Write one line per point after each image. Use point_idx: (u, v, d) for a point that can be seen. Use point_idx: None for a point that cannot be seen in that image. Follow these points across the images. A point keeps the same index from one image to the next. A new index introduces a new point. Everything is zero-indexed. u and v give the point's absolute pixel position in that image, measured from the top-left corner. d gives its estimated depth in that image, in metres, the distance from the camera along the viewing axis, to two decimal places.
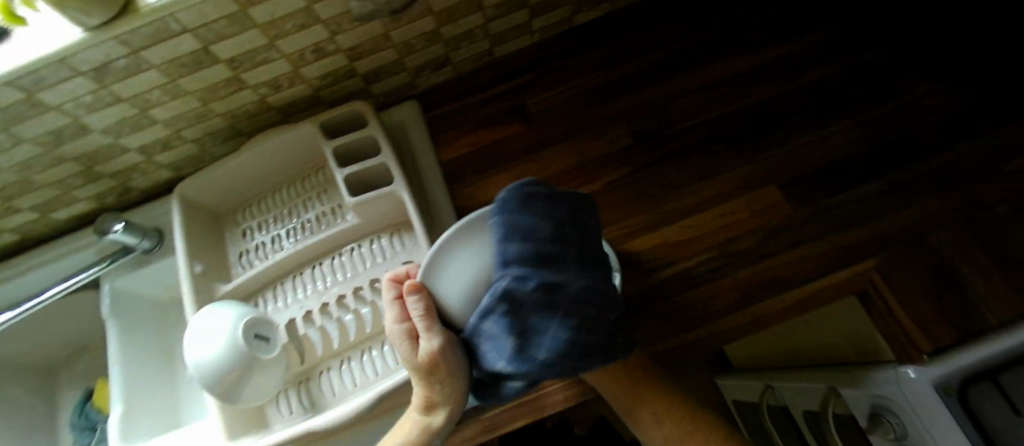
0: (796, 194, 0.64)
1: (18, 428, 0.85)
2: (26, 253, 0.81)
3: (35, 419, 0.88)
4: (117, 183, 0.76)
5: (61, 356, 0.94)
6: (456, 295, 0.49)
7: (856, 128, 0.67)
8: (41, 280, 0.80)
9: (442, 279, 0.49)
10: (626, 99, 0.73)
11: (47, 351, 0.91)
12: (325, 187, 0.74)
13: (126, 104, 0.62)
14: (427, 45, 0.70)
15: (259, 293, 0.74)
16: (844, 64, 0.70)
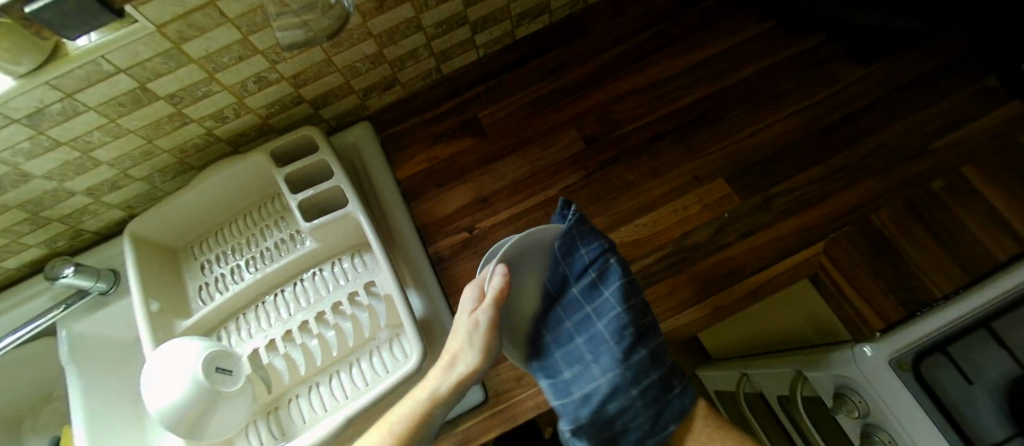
0: (743, 185, 0.66)
1: None
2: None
3: None
4: (68, 226, 0.75)
5: (22, 409, 0.90)
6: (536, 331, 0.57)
7: (796, 116, 0.68)
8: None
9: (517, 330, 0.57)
10: (575, 105, 0.74)
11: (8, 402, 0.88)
12: (282, 214, 0.74)
13: (67, 148, 0.62)
14: (372, 67, 0.70)
15: (220, 327, 0.70)
16: (780, 55, 0.72)
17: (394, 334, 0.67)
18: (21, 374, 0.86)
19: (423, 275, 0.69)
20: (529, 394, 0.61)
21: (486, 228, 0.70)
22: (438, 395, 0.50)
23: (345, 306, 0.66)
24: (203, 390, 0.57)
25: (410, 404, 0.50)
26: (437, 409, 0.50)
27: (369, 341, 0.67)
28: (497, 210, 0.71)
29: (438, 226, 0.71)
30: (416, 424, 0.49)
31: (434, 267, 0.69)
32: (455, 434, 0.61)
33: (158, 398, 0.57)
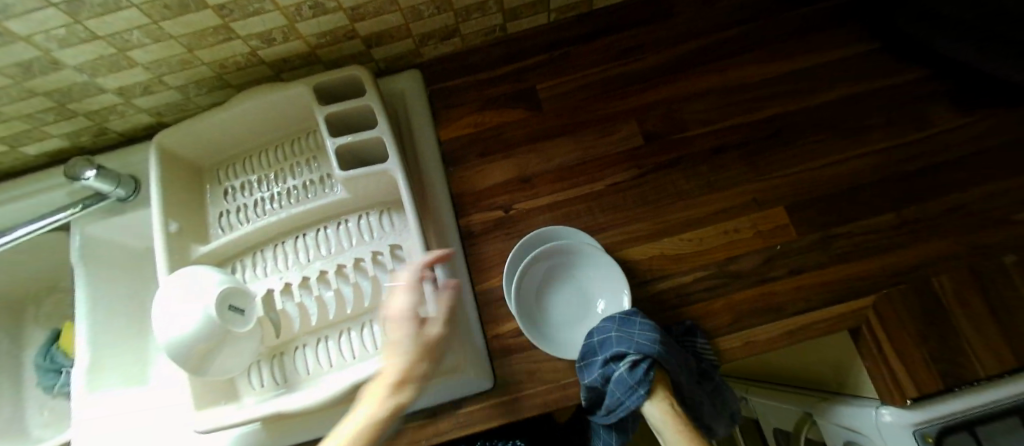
0: (802, 219, 0.62)
1: None
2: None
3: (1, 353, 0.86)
4: (93, 123, 0.71)
5: (28, 295, 0.90)
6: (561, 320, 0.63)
7: (877, 155, 0.63)
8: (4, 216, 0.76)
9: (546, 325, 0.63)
10: (641, 96, 0.69)
11: (13, 286, 0.88)
12: (315, 154, 0.70)
13: (103, 43, 0.57)
14: (435, 13, 0.65)
15: (236, 259, 0.68)
16: (873, 84, 0.66)
17: None
18: (30, 261, 0.86)
19: (451, 247, 0.66)
20: (538, 390, 0.60)
21: (524, 211, 0.67)
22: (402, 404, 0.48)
23: (367, 264, 0.64)
24: (215, 328, 0.55)
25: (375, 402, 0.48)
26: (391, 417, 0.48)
27: (384, 304, 0.65)
28: (538, 193, 0.67)
29: (474, 199, 0.68)
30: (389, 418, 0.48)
31: (463, 240, 0.67)
32: (457, 414, 0.61)
33: (170, 329, 0.55)
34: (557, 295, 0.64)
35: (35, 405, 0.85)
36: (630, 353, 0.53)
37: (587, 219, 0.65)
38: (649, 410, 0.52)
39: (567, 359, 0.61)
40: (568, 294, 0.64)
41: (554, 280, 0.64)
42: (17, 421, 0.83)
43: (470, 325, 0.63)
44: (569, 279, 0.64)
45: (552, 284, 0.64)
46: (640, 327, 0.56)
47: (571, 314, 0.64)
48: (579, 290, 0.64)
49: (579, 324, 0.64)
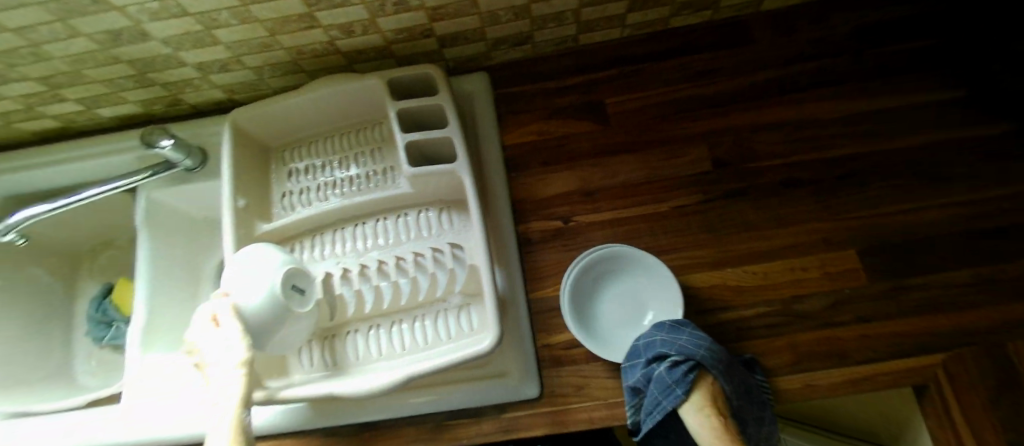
0: (874, 265, 0.59)
1: (40, 305, 0.86)
2: (70, 142, 0.80)
3: (56, 302, 0.89)
4: (168, 93, 0.73)
5: (87, 248, 0.94)
6: (612, 324, 0.63)
7: (959, 207, 0.61)
8: (76, 173, 0.79)
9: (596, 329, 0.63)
10: (714, 121, 0.68)
11: (73, 239, 0.91)
12: (380, 144, 0.71)
13: (191, 19, 0.58)
14: (514, 19, 0.64)
15: (295, 239, 0.70)
16: (961, 133, 0.63)
17: (465, 303, 0.65)
18: (91, 218, 0.89)
19: (508, 253, 0.66)
20: (584, 406, 0.60)
21: (582, 224, 0.66)
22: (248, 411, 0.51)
23: (427, 260, 0.64)
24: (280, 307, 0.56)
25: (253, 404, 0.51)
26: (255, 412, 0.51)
27: (437, 301, 0.65)
28: (599, 208, 0.66)
29: (533, 207, 0.68)
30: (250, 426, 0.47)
31: (520, 247, 0.67)
32: (500, 418, 0.61)
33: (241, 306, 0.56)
34: (607, 301, 0.64)
35: (84, 355, 0.89)
36: (671, 354, 0.52)
37: (646, 240, 0.64)
38: (687, 414, 0.50)
39: (616, 379, 0.60)
40: (619, 301, 0.64)
41: (605, 286, 0.64)
42: (66, 369, 0.87)
43: (522, 332, 0.63)
44: (616, 287, 0.64)
45: (603, 290, 0.64)
46: (689, 334, 0.54)
47: (622, 319, 0.63)
48: (629, 298, 0.64)
49: (629, 329, 0.63)
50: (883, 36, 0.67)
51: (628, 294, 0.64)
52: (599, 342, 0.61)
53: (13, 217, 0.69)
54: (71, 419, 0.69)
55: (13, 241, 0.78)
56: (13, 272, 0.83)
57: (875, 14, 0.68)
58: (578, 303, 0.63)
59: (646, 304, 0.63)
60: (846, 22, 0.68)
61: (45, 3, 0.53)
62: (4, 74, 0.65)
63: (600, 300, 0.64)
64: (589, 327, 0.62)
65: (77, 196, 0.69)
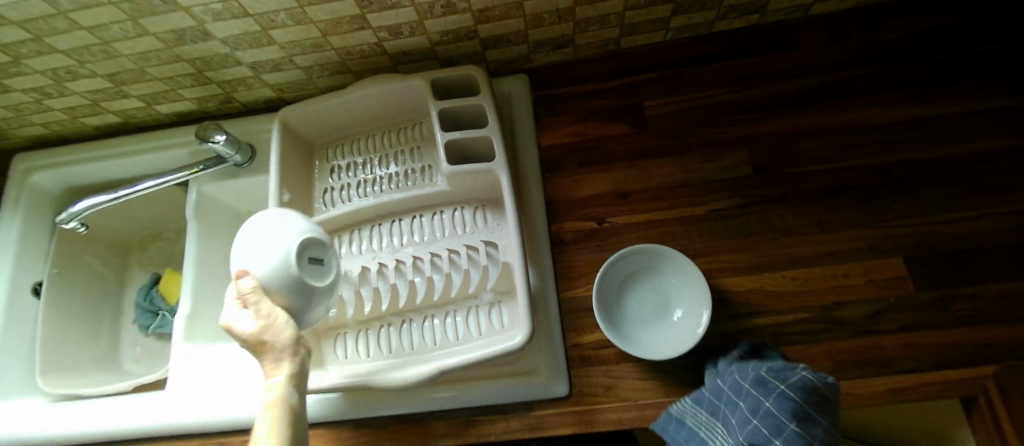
0: (921, 274, 0.58)
1: (92, 291, 0.91)
2: (129, 136, 0.84)
3: (107, 290, 0.94)
4: (222, 91, 0.77)
5: (136, 239, 0.98)
6: (640, 323, 0.63)
7: (1014, 217, 0.59)
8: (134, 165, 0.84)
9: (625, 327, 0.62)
10: (755, 125, 0.67)
11: (125, 229, 0.96)
12: (419, 143, 0.73)
13: (250, 20, 0.62)
14: (557, 22, 0.66)
15: (334, 234, 0.72)
16: (1018, 141, 0.62)
17: (497, 300, 0.66)
18: (144, 210, 0.94)
19: (541, 253, 0.67)
20: (613, 407, 0.60)
21: (617, 226, 0.67)
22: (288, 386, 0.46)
23: (461, 258, 0.66)
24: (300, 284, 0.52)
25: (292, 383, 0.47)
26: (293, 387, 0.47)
27: (469, 298, 0.66)
28: (634, 210, 0.67)
29: (567, 208, 0.69)
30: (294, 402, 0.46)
31: (553, 246, 0.67)
32: (527, 416, 0.61)
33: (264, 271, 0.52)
34: (637, 299, 0.63)
35: (129, 342, 0.93)
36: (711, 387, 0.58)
37: (683, 243, 0.64)
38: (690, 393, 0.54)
39: (647, 380, 0.60)
40: (649, 301, 0.63)
41: (634, 284, 0.64)
42: (111, 355, 0.91)
43: (552, 332, 0.63)
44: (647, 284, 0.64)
45: (632, 288, 0.64)
46: None
47: (651, 318, 0.63)
48: (658, 294, 0.63)
49: (658, 328, 0.62)
50: (934, 42, 0.66)
51: (658, 292, 0.63)
52: (628, 340, 0.61)
53: (76, 206, 0.74)
54: (117, 402, 0.72)
55: (74, 229, 0.83)
56: (70, 259, 0.88)
57: (927, 20, 0.67)
58: (607, 301, 0.63)
59: (675, 303, 0.62)
60: (895, 28, 0.67)
61: (119, 3, 0.57)
62: (77, 70, 0.69)
63: (629, 297, 0.64)
64: (618, 325, 0.62)
65: (134, 188, 0.73)
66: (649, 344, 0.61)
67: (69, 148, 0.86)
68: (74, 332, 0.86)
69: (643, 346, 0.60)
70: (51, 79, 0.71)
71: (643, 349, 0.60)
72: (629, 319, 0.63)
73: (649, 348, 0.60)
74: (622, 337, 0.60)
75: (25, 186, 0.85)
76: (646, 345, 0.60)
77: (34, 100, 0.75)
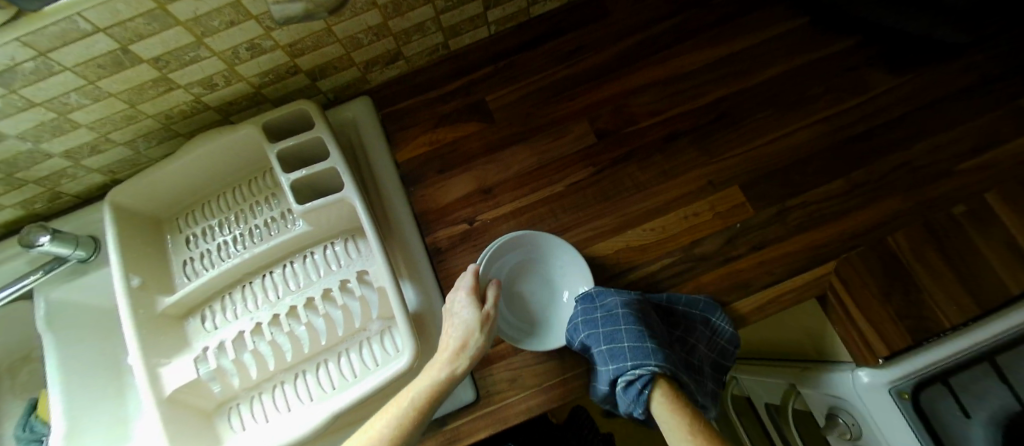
0: (757, 195, 0.63)
1: None
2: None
3: None
4: (46, 189, 0.70)
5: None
6: (531, 272, 0.65)
7: (820, 124, 0.65)
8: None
9: (530, 279, 0.65)
10: (590, 95, 0.71)
11: None
12: (273, 191, 0.70)
13: (42, 109, 0.57)
14: (375, 40, 0.66)
15: (203, 307, 0.68)
16: (810, 56, 0.68)
17: (386, 325, 0.66)
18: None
19: (420, 266, 0.67)
20: (520, 397, 0.60)
21: (487, 222, 0.67)
22: (455, 376, 0.52)
23: (335, 293, 0.64)
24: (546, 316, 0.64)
25: (426, 380, 0.52)
26: (450, 386, 0.52)
27: (359, 330, 0.66)
28: (500, 202, 0.68)
29: (437, 216, 0.68)
30: (429, 402, 0.51)
31: (431, 257, 0.67)
32: (442, 432, 0.60)
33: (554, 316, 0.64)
34: (525, 270, 0.65)
35: None
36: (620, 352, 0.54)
37: (551, 222, 0.66)
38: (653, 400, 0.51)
39: (547, 363, 0.61)
40: (531, 267, 0.65)
41: (524, 262, 0.65)
42: None
43: None
44: (553, 311, 0.65)
45: (524, 265, 0.65)
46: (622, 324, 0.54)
47: (537, 272, 0.65)
48: (547, 281, 0.66)
49: (542, 271, 0.65)
50: None
51: (521, 244, 0.64)
52: (536, 282, 0.65)
53: None
54: None
55: None
56: None
57: None
58: (515, 280, 0.65)
59: (538, 244, 0.64)
60: None
61: None
62: None
63: (516, 250, 0.64)
64: (527, 282, 0.65)
65: None
66: (537, 277, 0.65)
67: None
68: None
69: (538, 282, 0.65)
70: None
71: (541, 285, 0.65)
72: (520, 274, 0.65)
73: (542, 281, 0.66)
74: (532, 286, 0.65)
75: None
76: (538, 282, 0.65)
77: None
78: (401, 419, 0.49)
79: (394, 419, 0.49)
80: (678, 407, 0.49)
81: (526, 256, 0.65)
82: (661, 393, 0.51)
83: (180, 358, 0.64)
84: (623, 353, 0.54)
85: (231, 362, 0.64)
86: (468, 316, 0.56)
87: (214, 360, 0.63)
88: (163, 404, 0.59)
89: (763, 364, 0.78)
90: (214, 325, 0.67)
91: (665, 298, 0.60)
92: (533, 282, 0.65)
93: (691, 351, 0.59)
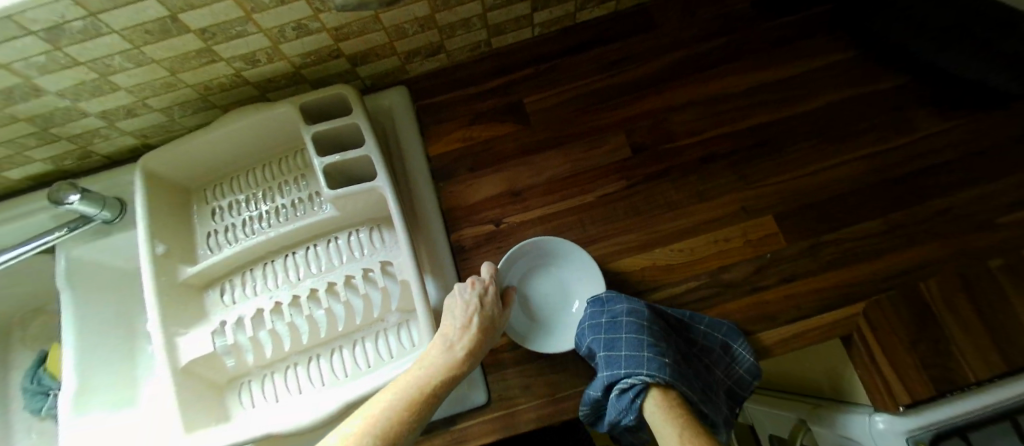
0: (790, 226, 0.63)
1: None
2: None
3: None
4: (76, 147, 0.70)
5: (9, 324, 0.87)
6: (545, 273, 0.65)
7: (861, 161, 0.64)
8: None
9: (543, 281, 0.65)
10: (629, 107, 0.70)
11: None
12: (303, 173, 0.70)
13: (84, 68, 0.57)
14: (420, 31, 0.65)
15: (223, 280, 0.68)
16: (857, 90, 0.67)
17: (403, 319, 0.65)
18: (15, 286, 0.82)
19: (444, 263, 0.66)
20: (530, 406, 0.59)
21: (514, 225, 0.67)
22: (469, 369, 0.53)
23: (358, 281, 0.64)
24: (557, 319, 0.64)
25: (442, 370, 0.51)
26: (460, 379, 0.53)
27: (377, 321, 0.66)
28: (529, 207, 0.67)
29: (464, 214, 0.68)
30: (440, 390, 0.51)
31: (455, 255, 0.67)
32: (449, 432, 0.59)
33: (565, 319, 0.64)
34: (538, 271, 0.65)
35: (21, 427, 0.83)
36: (618, 359, 0.53)
37: (579, 232, 0.65)
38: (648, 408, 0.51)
39: (561, 374, 0.60)
40: (545, 269, 0.65)
41: (538, 264, 0.64)
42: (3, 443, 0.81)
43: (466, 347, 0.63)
44: (564, 319, 0.64)
45: (537, 266, 0.65)
46: (624, 332, 0.54)
47: (551, 274, 0.65)
48: (563, 287, 0.65)
49: (556, 273, 0.65)
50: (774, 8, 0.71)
51: (536, 246, 0.63)
52: (550, 284, 0.65)
53: None
54: None
55: None
56: None
57: None
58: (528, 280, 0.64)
59: (551, 246, 0.63)
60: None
61: None
62: None
63: (530, 252, 0.63)
64: (540, 284, 0.65)
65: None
66: (551, 279, 0.65)
67: None
68: None
69: (551, 284, 0.65)
70: None
71: (554, 287, 0.65)
72: (533, 275, 0.65)
73: (555, 283, 0.65)
74: (545, 288, 0.65)
75: None
76: (551, 285, 0.65)
77: None
78: (413, 391, 0.49)
79: (404, 390, 0.49)
80: (671, 415, 0.49)
81: (540, 258, 0.64)
82: (654, 401, 0.50)
83: (197, 330, 0.64)
84: (620, 361, 0.53)
85: (248, 339, 0.64)
86: (489, 312, 0.55)
87: (231, 336, 0.64)
88: (177, 374, 0.60)
89: (772, 396, 0.79)
90: (232, 300, 0.67)
91: (680, 313, 0.60)
92: (546, 284, 0.65)
93: (707, 371, 0.59)
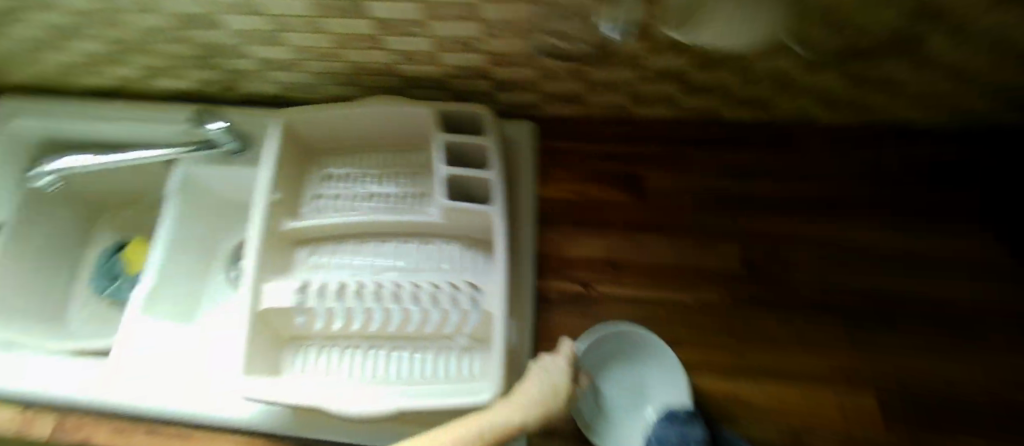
0: (896, 415, 0.55)
1: (54, 247, 0.89)
2: (129, 103, 0.85)
3: (70, 245, 0.92)
4: (233, 78, 0.79)
5: (107, 203, 0.96)
6: (623, 367, 0.60)
7: (988, 373, 0.58)
8: (121, 131, 0.84)
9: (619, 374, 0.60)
10: (752, 222, 0.66)
11: (104, 194, 0.95)
12: (419, 171, 0.76)
13: (268, 22, 0.63)
14: (570, 78, 0.65)
15: (312, 243, 0.73)
16: (993, 295, 0.62)
17: (471, 345, 0.65)
18: (133, 177, 0.91)
19: (524, 304, 0.62)
20: None
21: (602, 295, 0.64)
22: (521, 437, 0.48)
23: (444, 293, 0.65)
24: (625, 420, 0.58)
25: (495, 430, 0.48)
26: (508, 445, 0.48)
27: (444, 337, 0.66)
28: (621, 283, 0.64)
29: (554, 265, 0.66)
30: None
31: (537, 303, 0.64)
32: None
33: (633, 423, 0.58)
34: (617, 363, 0.60)
35: (81, 300, 0.91)
36: None
37: (664, 328, 0.61)
38: None
39: None
40: (624, 362, 0.60)
41: (620, 354, 0.60)
42: (63, 309, 0.89)
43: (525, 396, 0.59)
44: (632, 423, 0.59)
45: (618, 356, 0.60)
46: None
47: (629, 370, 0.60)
48: (639, 387, 0.60)
49: (634, 370, 0.60)
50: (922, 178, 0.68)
51: (624, 334, 0.59)
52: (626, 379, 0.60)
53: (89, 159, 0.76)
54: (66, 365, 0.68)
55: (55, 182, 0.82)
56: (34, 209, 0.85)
57: (917, 153, 0.69)
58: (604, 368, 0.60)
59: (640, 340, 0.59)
60: (887, 155, 0.69)
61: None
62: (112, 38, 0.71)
63: (616, 339, 0.59)
64: (615, 377, 0.60)
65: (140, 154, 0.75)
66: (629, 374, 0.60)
67: (73, 105, 0.86)
68: (29, 279, 0.84)
69: (627, 379, 0.60)
70: (91, 43, 0.73)
71: (629, 385, 0.60)
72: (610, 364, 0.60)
73: (632, 380, 0.60)
74: (619, 382, 0.60)
75: (8, 128, 0.84)
76: (627, 381, 0.60)
77: (75, 60, 0.78)
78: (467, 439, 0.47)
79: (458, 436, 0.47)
80: None
81: (624, 349, 0.60)
82: None
83: (280, 281, 0.67)
84: None
85: (323, 308, 0.67)
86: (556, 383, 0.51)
87: (311, 299, 0.66)
88: (253, 318, 0.62)
89: None
90: (316, 263, 0.71)
91: None
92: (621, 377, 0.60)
93: None
